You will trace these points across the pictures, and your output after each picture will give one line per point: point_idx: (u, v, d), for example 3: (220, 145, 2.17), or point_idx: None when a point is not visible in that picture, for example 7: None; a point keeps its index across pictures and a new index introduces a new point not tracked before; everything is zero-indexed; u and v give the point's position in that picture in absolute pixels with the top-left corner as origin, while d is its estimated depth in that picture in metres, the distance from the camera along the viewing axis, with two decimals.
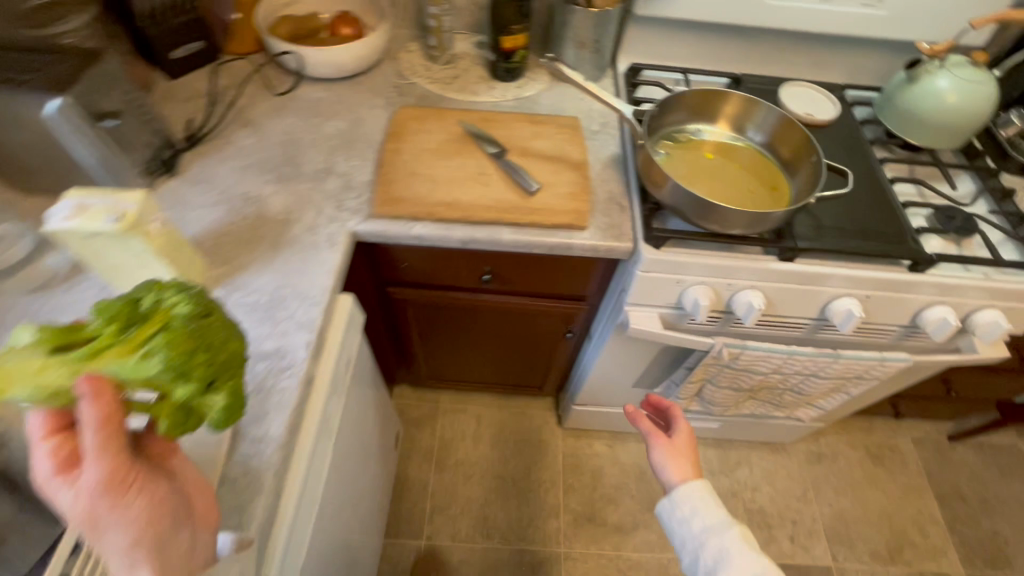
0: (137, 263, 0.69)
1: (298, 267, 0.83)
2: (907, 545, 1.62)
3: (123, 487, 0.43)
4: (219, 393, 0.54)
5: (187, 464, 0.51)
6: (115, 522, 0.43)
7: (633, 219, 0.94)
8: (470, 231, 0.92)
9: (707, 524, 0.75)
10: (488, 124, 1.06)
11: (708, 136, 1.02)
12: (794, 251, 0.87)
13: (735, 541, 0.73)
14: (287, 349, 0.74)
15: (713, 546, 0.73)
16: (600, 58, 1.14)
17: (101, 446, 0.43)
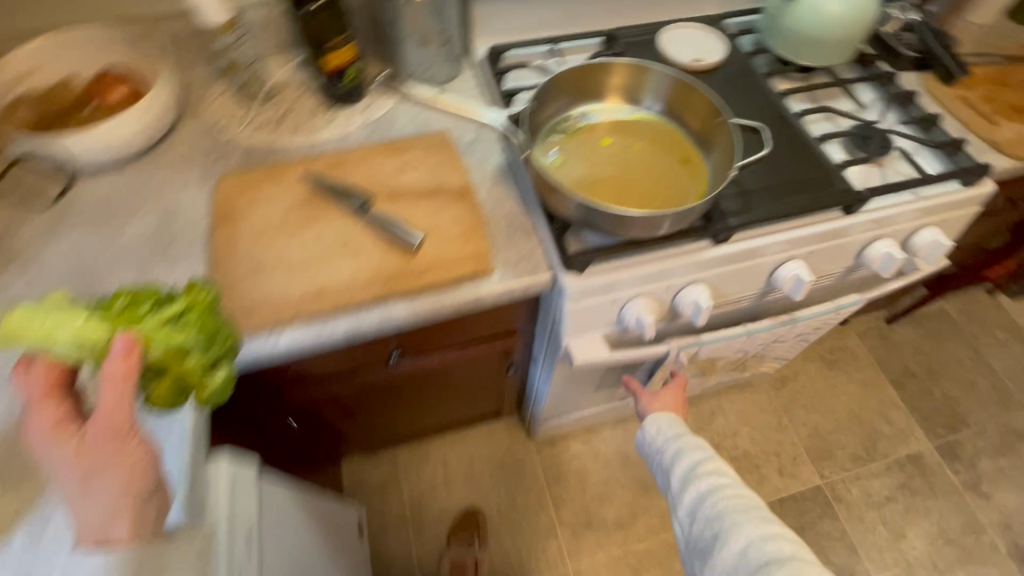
0: None
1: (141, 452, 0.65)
2: (881, 438, 1.65)
3: (124, 441, 0.51)
4: (212, 374, 0.60)
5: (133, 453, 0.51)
6: (99, 473, 0.50)
7: (543, 243, 0.79)
8: (355, 319, 0.73)
9: (673, 433, 0.92)
10: (338, 169, 0.85)
11: (600, 116, 0.87)
12: (727, 232, 0.76)
13: (696, 441, 0.90)
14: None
15: (675, 446, 0.90)
16: (450, 49, 0.94)
17: (124, 416, 0.51)
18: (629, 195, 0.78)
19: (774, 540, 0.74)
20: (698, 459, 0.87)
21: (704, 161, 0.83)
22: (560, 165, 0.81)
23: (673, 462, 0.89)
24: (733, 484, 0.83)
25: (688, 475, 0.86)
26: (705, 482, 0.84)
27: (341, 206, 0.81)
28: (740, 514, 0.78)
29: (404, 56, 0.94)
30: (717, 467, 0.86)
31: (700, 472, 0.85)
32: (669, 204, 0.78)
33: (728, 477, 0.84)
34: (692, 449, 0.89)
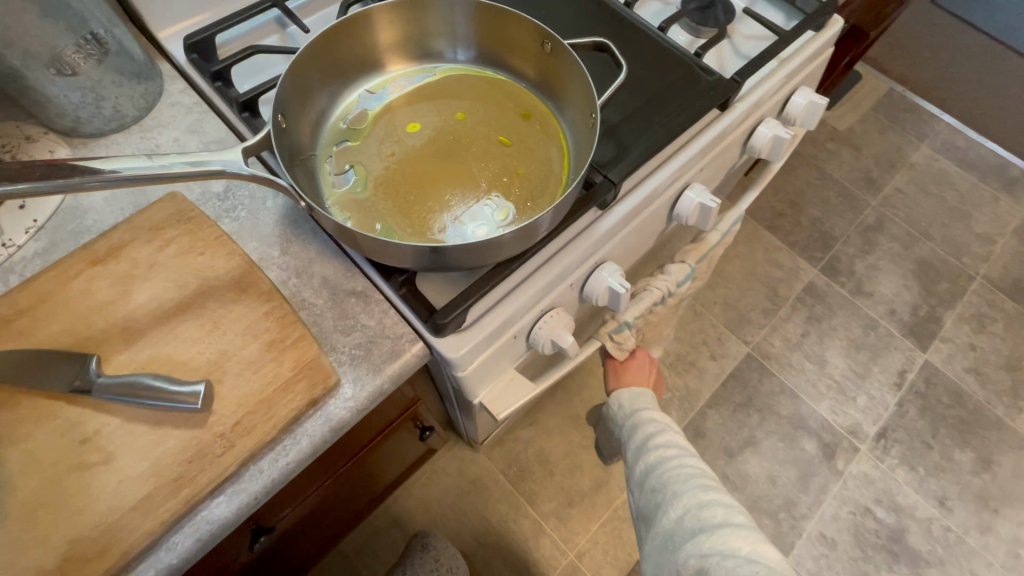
0: None
1: None
2: (778, 284, 1.71)
3: None
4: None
5: None
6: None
7: (392, 304, 0.54)
8: (161, 560, 0.45)
9: (633, 409, 0.88)
10: (11, 328, 0.51)
11: (391, 91, 0.61)
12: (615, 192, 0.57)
13: (655, 413, 0.86)
14: None
15: (633, 420, 0.87)
16: (118, 62, 0.59)
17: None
18: (474, 196, 0.55)
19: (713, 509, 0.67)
20: (653, 428, 0.83)
21: (547, 107, 0.61)
22: (363, 186, 0.55)
23: (632, 437, 0.85)
24: (685, 455, 0.77)
25: (641, 448, 0.82)
26: (654, 454, 0.79)
27: (42, 390, 0.48)
28: (683, 485, 0.72)
29: (46, 100, 0.57)
30: (673, 438, 0.81)
31: (652, 444, 0.80)
32: (530, 187, 0.56)
33: (679, 447, 0.79)
34: (650, 421, 0.84)
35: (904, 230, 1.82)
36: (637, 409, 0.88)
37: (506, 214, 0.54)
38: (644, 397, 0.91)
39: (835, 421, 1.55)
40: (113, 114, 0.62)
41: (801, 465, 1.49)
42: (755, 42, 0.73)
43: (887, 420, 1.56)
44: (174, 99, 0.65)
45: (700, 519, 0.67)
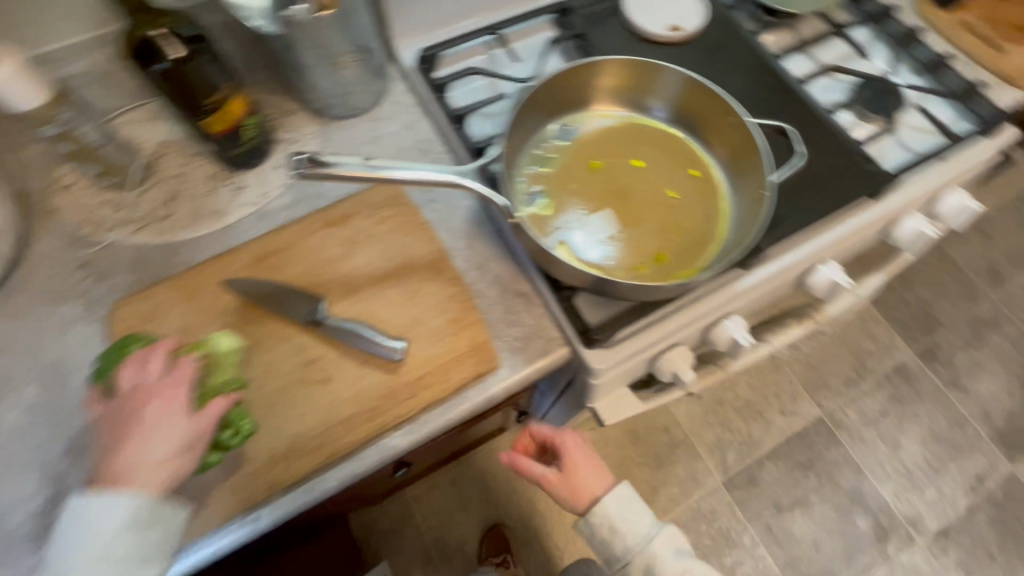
0: None
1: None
2: (866, 356, 1.68)
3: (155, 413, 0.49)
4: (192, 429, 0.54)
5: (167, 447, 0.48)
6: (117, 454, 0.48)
7: (551, 311, 0.65)
8: (350, 467, 0.59)
9: (626, 534, 0.69)
10: (267, 263, 0.66)
11: (583, 129, 0.70)
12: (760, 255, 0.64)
13: (665, 531, 0.70)
14: None
15: (607, 528, 0.69)
16: (372, 65, 0.73)
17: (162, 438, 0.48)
18: (641, 239, 0.63)
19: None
20: (642, 535, 0.69)
21: (716, 171, 0.68)
22: (548, 210, 0.65)
23: (619, 548, 0.69)
24: (693, 561, 0.69)
25: (638, 549, 0.69)
26: (677, 571, 0.68)
27: (286, 316, 0.63)
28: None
29: (313, 87, 0.72)
30: (681, 550, 0.70)
31: (677, 564, 0.68)
32: (689, 241, 0.64)
33: (700, 567, 0.69)
34: (652, 531, 0.70)
35: (1021, 333, 1.72)
36: (619, 504, 0.70)
37: (663, 261, 0.63)
38: (638, 509, 0.70)
39: (895, 506, 1.52)
40: (354, 104, 0.76)
41: (849, 539, 1.49)
42: (922, 136, 0.77)
43: (952, 521, 1.51)
44: (397, 98, 0.78)
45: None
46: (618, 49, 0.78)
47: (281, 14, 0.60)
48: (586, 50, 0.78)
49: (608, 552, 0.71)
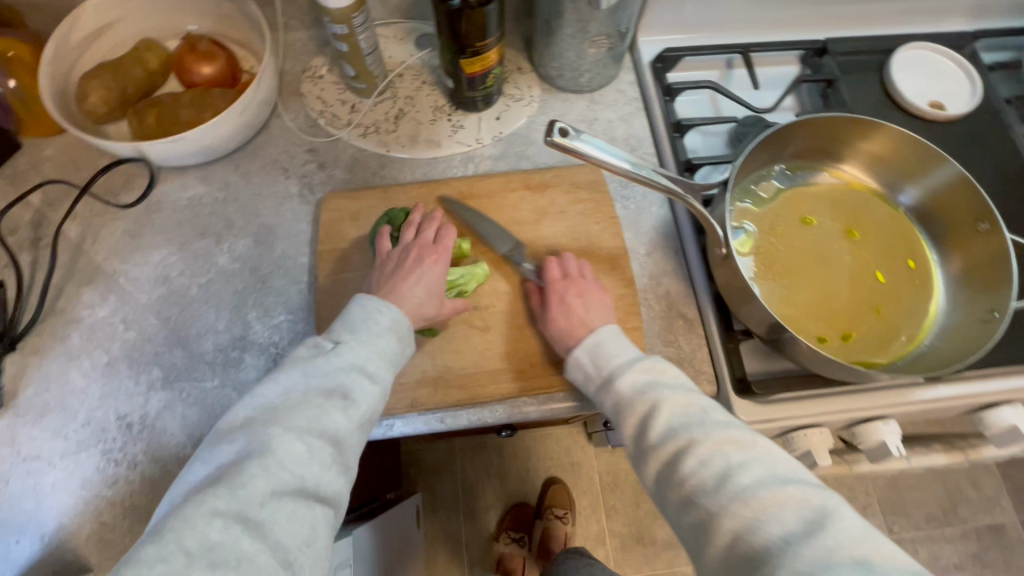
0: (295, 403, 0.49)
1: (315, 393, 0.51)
2: (962, 501, 1.50)
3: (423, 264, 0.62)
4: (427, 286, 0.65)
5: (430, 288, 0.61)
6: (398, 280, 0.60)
7: (712, 346, 0.64)
8: (482, 413, 0.61)
9: (598, 367, 0.57)
10: (463, 204, 0.70)
11: (808, 179, 0.67)
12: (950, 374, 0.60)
13: (669, 392, 0.53)
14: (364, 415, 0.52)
15: (605, 379, 0.57)
16: (618, 51, 0.73)
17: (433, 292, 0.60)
18: (835, 311, 0.61)
19: (779, 493, 0.44)
20: (641, 385, 0.54)
21: (934, 268, 0.64)
22: (747, 249, 0.63)
23: (594, 386, 0.58)
24: (709, 425, 0.50)
25: (629, 408, 0.54)
26: (683, 438, 0.49)
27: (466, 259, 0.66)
28: (719, 481, 0.46)
29: (556, 55, 0.73)
30: (712, 414, 0.51)
31: (678, 427, 0.50)
32: (885, 330, 0.60)
33: (720, 434, 0.49)
34: (655, 393, 0.53)
35: None
36: (589, 350, 0.58)
37: (850, 339, 0.60)
38: (620, 347, 0.58)
39: None
40: (583, 83, 0.77)
41: None
42: None
43: None
44: (621, 87, 0.79)
45: (786, 538, 0.42)
46: (867, 108, 0.74)
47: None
48: (829, 100, 0.75)
49: (606, 411, 0.57)
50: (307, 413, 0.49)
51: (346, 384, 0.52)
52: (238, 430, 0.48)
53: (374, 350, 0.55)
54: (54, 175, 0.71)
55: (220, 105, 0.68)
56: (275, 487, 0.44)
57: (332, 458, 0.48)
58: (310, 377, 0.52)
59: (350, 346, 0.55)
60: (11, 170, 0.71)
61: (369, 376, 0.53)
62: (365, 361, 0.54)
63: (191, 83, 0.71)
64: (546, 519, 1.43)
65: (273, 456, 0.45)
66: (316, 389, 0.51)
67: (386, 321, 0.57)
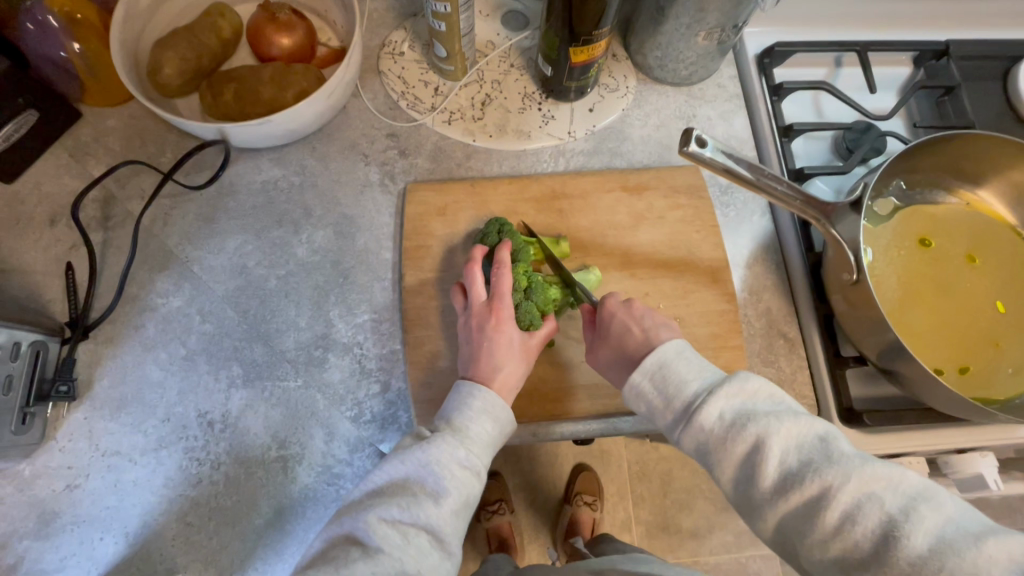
0: (404, 490, 0.49)
1: (421, 471, 0.50)
2: None
3: (499, 314, 0.56)
4: (538, 286, 0.58)
5: (517, 349, 0.56)
6: (480, 348, 0.56)
7: (813, 368, 0.61)
8: (576, 427, 0.60)
9: (669, 398, 0.50)
10: (557, 203, 0.66)
11: (929, 198, 0.64)
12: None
13: (768, 427, 0.45)
14: (469, 497, 0.51)
15: (684, 411, 0.49)
16: (729, 44, 0.67)
17: (518, 349, 0.56)
18: (953, 343, 0.58)
19: (971, 548, 0.38)
20: (729, 417, 0.47)
21: None
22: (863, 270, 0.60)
23: (665, 416, 0.51)
24: (842, 463, 0.43)
25: (722, 446, 0.47)
26: (814, 482, 0.43)
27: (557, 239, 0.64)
28: (881, 537, 0.40)
29: (661, 43, 0.68)
30: (831, 446, 0.45)
31: (800, 469, 0.44)
32: (1004, 366, 0.58)
33: (864, 474, 0.42)
34: (759, 427, 0.45)
35: None
36: (654, 377, 0.51)
37: (966, 373, 0.57)
38: (682, 369, 0.51)
39: None
40: (684, 76, 0.71)
41: None
42: None
43: None
44: (722, 82, 0.73)
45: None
46: (987, 119, 0.69)
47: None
48: (946, 109, 0.70)
49: (688, 451, 0.50)
50: (403, 500, 0.48)
51: (438, 475, 0.50)
52: (345, 513, 0.48)
53: (467, 440, 0.52)
54: (120, 149, 0.66)
55: (302, 84, 0.63)
56: (376, 571, 0.43)
57: (432, 546, 0.47)
58: (404, 463, 0.51)
59: (450, 430, 0.53)
60: (73, 142, 0.66)
61: (466, 463, 0.51)
62: (466, 449, 0.52)
63: (268, 56, 0.65)
64: (574, 505, 1.43)
65: (374, 546, 0.45)
66: (411, 476, 0.50)
67: (480, 406, 0.53)
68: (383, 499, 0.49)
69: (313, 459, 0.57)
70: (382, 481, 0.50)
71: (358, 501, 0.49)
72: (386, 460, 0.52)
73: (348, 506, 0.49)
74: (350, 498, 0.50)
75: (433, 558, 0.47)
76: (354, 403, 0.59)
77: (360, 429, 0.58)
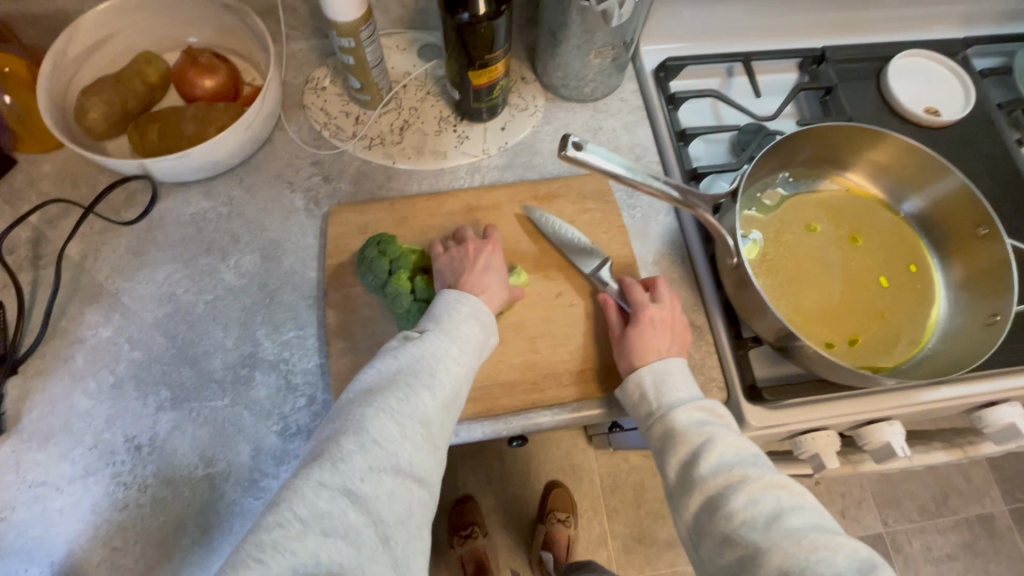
0: (396, 382, 0.54)
1: (411, 369, 0.54)
2: (953, 493, 1.54)
3: (497, 250, 0.65)
4: (423, 281, 0.62)
5: (499, 276, 0.63)
6: (477, 262, 0.63)
7: (721, 353, 0.65)
8: (495, 425, 0.61)
9: (658, 397, 0.58)
10: (472, 215, 0.70)
11: (811, 186, 0.69)
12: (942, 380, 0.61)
13: (724, 432, 0.55)
14: (457, 394, 0.56)
15: (658, 410, 0.57)
16: (622, 61, 0.73)
17: (506, 282, 0.63)
18: (845, 319, 0.62)
19: (830, 541, 0.48)
20: (697, 420, 0.56)
21: (935, 276, 0.66)
22: (753, 255, 0.64)
23: (644, 412, 0.59)
24: (762, 468, 0.53)
25: (680, 439, 0.55)
26: (737, 473, 0.53)
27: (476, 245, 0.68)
28: (769, 521, 0.50)
29: (561, 65, 0.74)
30: (759, 459, 0.55)
31: (732, 464, 0.53)
32: (889, 336, 0.62)
33: (773, 479, 0.52)
34: (714, 431, 0.55)
35: None
36: (654, 373, 0.58)
37: (858, 345, 0.61)
38: (679, 378, 0.59)
39: None
40: (587, 93, 0.77)
41: None
42: None
43: None
44: (624, 96, 0.79)
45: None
46: (865, 114, 0.76)
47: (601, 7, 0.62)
48: (829, 107, 0.76)
49: (650, 439, 0.58)
50: (398, 394, 0.53)
51: (432, 368, 0.55)
52: (341, 411, 0.53)
53: (458, 337, 0.57)
54: (52, 192, 0.69)
55: (224, 119, 0.67)
56: (373, 464, 0.49)
57: (424, 436, 0.52)
58: (396, 361, 0.55)
59: (435, 335, 0.57)
60: (6, 188, 0.69)
61: (457, 358, 0.56)
62: (457, 347, 0.57)
63: (193, 97, 0.70)
64: (548, 523, 1.41)
65: (368, 439, 0.50)
66: (406, 369, 0.55)
67: (468, 310, 0.59)
68: (379, 394, 0.53)
69: (239, 474, 0.59)
70: (373, 381, 0.54)
71: (351, 403, 0.53)
72: (380, 358, 0.56)
73: (339, 407, 0.53)
74: (342, 399, 0.54)
75: (422, 452, 0.52)
76: (279, 417, 0.61)
77: (285, 442, 0.60)
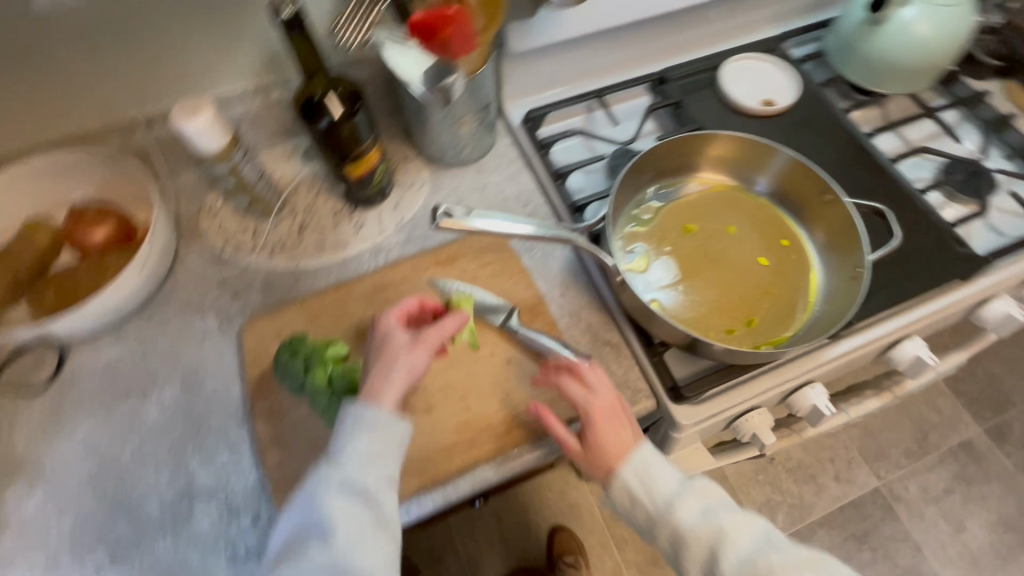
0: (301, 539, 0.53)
1: (310, 522, 0.53)
2: (930, 429, 1.60)
3: (390, 324, 0.62)
4: (340, 373, 0.62)
5: (398, 353, 0.59)
6: (372, 360, 0.60)
7: (641, 363, 0.68)
8: (445, 492, 0.62)
9: (651, 496, 0.58)
10: (381, 295, 0.73)
11: (679, 191, 0.75)
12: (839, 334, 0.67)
13: (731, 519, 0.57)
14: (369, 520, 0.54)
15: (661, 510, 0.58)
16: (488, 122, 0.79)
17: (409, 346, 0.60)
18: (739, 303, 0.67)
19: None
20: (702, 514, 0.57)
21: (806, 244, 0.73)
22: (643, 266, 0.69)
23: (643, 516, 0.59)
24: (778, 549, 0.56)
25: (695, 540, 0.56)
26: (763, 563, 0.55)
27: None
28: None
29: (434, 139, 0.79)
30: (768, 535, 0.58)
31: (751, 555, 0.55)
32: (779, 309, 0.67)
33: (794, 557, 0.56)
34: (724, 524, 0.57)
35: None
36: (637, 473, 0.59)
37: (755, 324, 0.66)
38: (664, 470, 0.60)
39: None
40: (466, 156, 0.82)
41: None
42: (1013, 219, 0.80)
43: None
44: (502, 151, 0.85)
45: None
46: (713, 117, 0.85)
47: (439, 85, 0.63)
48: (681, 119, 0.85)
49: (661, 546, 0.59)
50: (303, 553, 0.52)
51: (331, 510, 0.53)
52: None
53: (351, 460, 0.55)
54: None
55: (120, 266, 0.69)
56: None
57: None
58: (295, 515, 0.54)
59: (330, 468, 0.55)
60: None
61: (353, 484, 0.54)
62: (349, 473, 0.54)
63: (86, 250, 0.71)
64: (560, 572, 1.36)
65: None
66: (304, 523, 0.54)
67: (355, 427, 0.56)
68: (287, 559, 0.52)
69: None
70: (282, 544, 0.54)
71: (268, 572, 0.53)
72: (285, 515, 0.55)
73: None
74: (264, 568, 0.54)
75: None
76: (227, 545, 0.60)
77: (238, 569, 0.59)
